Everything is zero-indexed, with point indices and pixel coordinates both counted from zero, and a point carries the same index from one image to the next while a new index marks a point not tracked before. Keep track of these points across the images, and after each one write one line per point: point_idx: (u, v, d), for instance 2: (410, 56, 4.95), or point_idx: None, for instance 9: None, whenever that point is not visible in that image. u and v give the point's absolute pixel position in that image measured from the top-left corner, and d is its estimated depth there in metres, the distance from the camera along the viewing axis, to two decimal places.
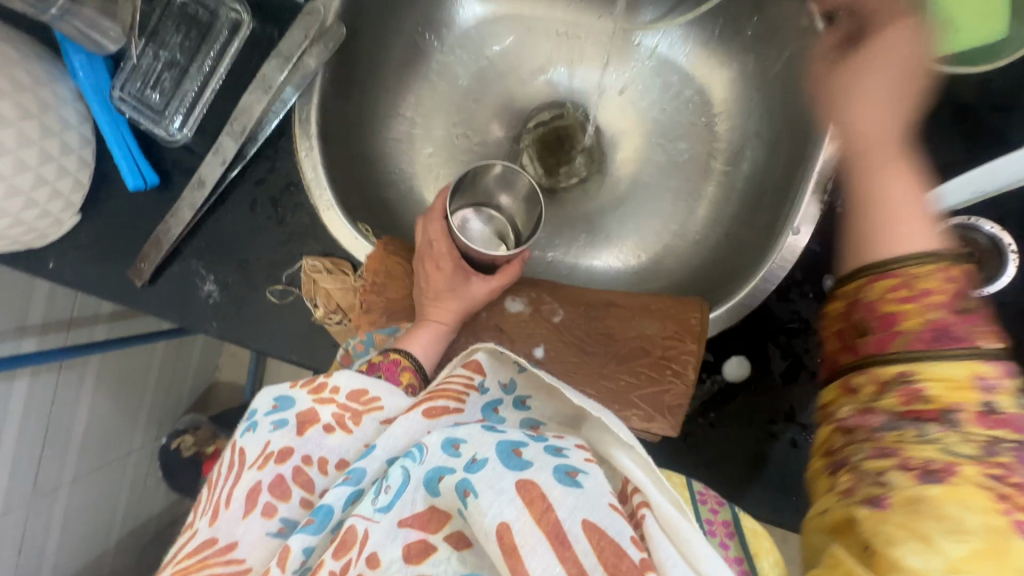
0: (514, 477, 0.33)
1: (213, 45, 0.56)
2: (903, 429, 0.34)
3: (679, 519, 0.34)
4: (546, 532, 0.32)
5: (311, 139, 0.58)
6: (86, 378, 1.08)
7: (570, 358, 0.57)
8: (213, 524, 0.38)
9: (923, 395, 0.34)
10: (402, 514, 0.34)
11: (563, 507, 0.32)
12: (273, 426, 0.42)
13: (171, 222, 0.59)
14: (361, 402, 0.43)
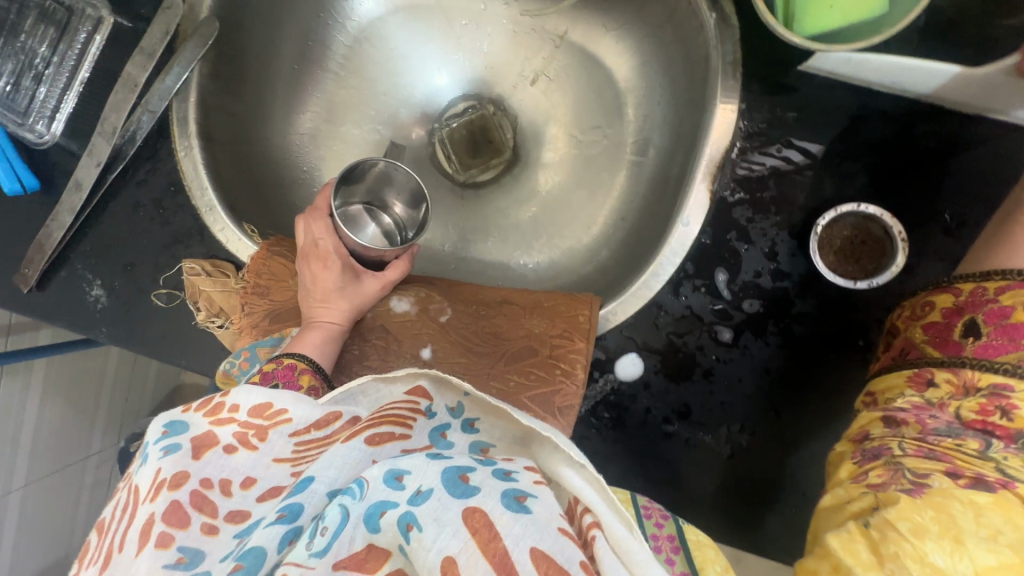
0: (460, 506, 0.30)
1: (71, 43, 0.53)
2: (964, 441, 0.39)
3: (630, 543, 0.30)
4: (494, 564, 0.28)
5: (190, 139, 0.57)
6: (32, 384, 1.08)
7: (458, 359, 0.55)
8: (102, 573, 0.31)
9: (973, 392, 0.40)
10: (339, 555, 0.29)
11: (512, 533, 0.29)
12: (162, 452, 0.34)
13: (52, 226, 0.57)
14: (266, 417, 0.37)
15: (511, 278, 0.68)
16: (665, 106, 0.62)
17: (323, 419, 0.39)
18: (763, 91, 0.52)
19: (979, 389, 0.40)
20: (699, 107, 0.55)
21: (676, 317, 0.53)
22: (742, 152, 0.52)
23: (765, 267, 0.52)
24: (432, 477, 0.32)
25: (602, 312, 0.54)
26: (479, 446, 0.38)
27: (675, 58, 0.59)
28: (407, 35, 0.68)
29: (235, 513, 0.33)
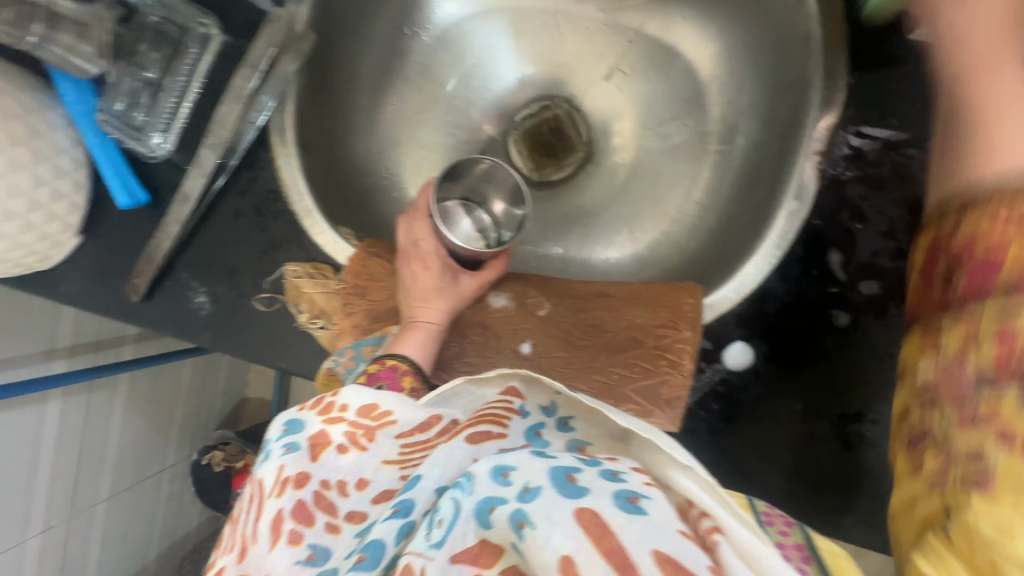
0: (571, 506, 0.27)
1: (186, 60, 0.56)
2: (981, 392, 0.32)
3: (760, 551, 0.26)
4: (614, 570, 0.25)
5: (289, 146, 0.59)
6: (116, 399, 1.12)
7: (559, 353, 0.55)
8: (240, 563, 0.31)
9: (972, 346, 0.32)
10: (454, 548, 0.28)
11: (629, 536, 0.26)
12: (283, 449, 0.34)
13: (160, 236, 0.59)
14: (373, 417, 0.36)
15: (597, 273, 0.67)
16: (753, 90, 0.60)
17: (426, 421, 0.37)
18: (869, 65, 0.50)
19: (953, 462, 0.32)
20: (798, 87, 0.54)
21: (785, 301, 0.52)
22: (849, 129, 0.50)
23: (882, 246, 0.50)
24: (540, 470, 0.29)
25: (705, 301, 0.53)
26: (575, 444, 0.36)
27: (764, 40, 0.58)
28: (483, 40, 0.69)
29: (353, 512, 0.33)
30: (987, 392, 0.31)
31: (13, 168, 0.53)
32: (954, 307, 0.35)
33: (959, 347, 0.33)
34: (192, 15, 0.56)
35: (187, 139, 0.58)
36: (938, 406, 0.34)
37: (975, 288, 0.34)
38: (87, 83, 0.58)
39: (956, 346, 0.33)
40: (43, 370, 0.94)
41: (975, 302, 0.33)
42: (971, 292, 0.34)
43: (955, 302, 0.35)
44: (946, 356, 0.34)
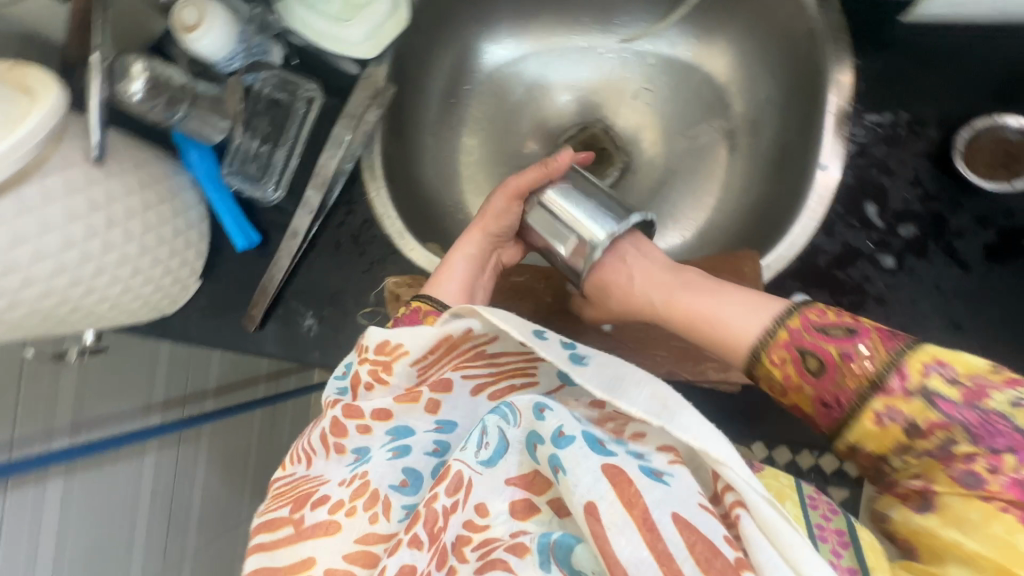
0: (600, 460, 0.36)
1: (295, 117, 0.68)
2: (885, 470, 0.42)
3: (776, 523, 0.33)
4: (636, 521, 0.34)
5: (378, 180, 0.69)
6: (200, 453, 1.18)
7: (639, 325, 0.61)
8: (308, 467, 0.45)
9: (870, 448, 0.42)
10: (508, 473, 0.41)
11: (653, 497, 0.35)
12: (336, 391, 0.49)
13: (274, 269, 0.68)
14: (388, 352, 0.46)
15: None
16: (770, 86, 0.70)
17: (437, 342, 0.46)
18: (872, 48, 0.59)
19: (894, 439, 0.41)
20: (812, 74, 0.62)
21: (835, 254, 0.58)
22: (862, 102, 0.59)
23: (912, 194, 0.57)
24: (578, 426, 0.38)
25: (762, 263, 0.59)
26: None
27: (775, 43, 0.67)
28: (525, 79, 0.81)
29: (382, 411, 0.45)
30: (908, 455, 0.40)
31: (160, 222, 0.62)
32: (775, 367, 0.44)
33: (843, 417, 0.42)
34: (300, 81, 0.67)
35: (294, 185, 0.69)
36: (856, 450, 0.43)
37: (829, 364, 0.42)
38: (210, 150, 0.67)
39: (843, 423, 0.42)
40: (141, 424, 1.01)
41: (841, 390, 0.42)
42: (828, 358, 0.42)
43: (771, 364, 0.44)
44: (826, 414, 0.43)
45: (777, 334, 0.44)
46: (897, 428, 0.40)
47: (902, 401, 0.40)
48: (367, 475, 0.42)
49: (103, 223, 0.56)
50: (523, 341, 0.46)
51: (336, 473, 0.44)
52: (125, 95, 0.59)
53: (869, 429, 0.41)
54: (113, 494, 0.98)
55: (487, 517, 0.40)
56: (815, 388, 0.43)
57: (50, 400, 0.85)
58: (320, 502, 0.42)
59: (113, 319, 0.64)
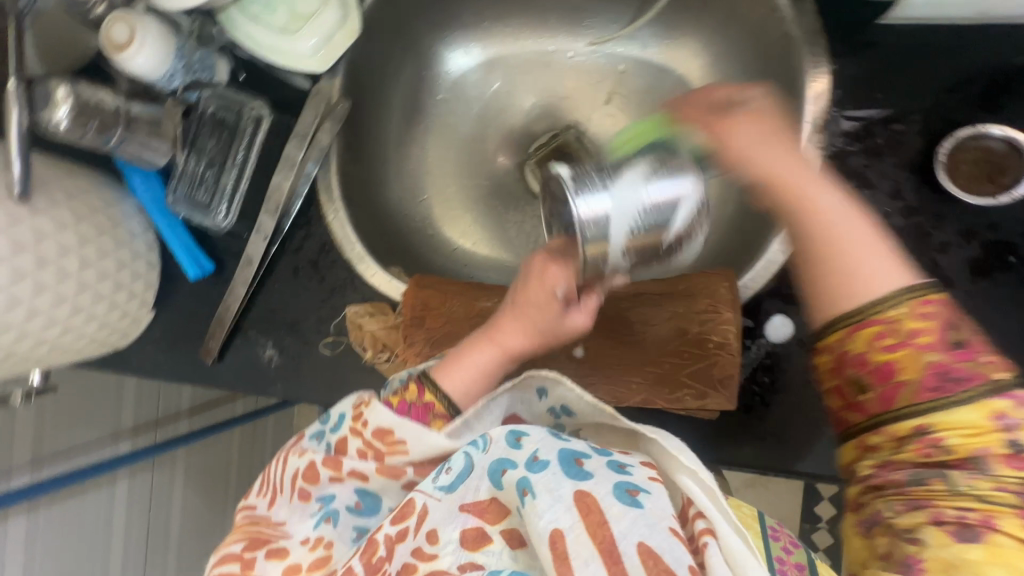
0: (571, 487, 0.40)
1: (241, 137, 0.63)
2: (930, 482, 0.40)
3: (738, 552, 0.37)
4: (600, 551, 0.37)
5: (337, 202, 0.65)
6: (176, 475, 1.15)
7: (613, 350, 0.59)
8: (271, 507, 0.46)
9: (946, 446, 0.40)
10: (465, 500, 0.42)
11: (619, 527, 0.38)
12: (314, 440, 0.48)
13: (229, 299, 0.65)
14: (386, 441, 0.45)
15: None
16: (746, 90, 0.66)
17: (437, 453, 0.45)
18: (849, 51, 0.56)
19: (902, 440, 0.41)
20: (788, 78, 0.59)
21: None
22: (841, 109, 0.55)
23: (893, 207, 0.54)
24: (552, 451, 0.42)
25: (740, 282, 0.57)
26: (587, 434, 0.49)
27: (749, 44, 0.64)
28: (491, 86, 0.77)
29: (355, 472, 0.45)
30: (971, 479, 0.39)
31: (101, 256, 0.58)
32: (883, 326, 0.42)
33: (930, 406, 0.40)
34: (244, 100, 0.63)
35: (247, 209, 0.65)
36: (912, 441, 0.41)
37: (959, 354, 0.41)
38: (157, 174, 0.65)
39: (930, 408, 0.40)
40: (110, 453, 0.97)
41: (958, 376, 0.40)
42: (950, 347, 0.41)
43: (880, 322, 0.43)
44: (919, 394, 0.41)
45: (904, 299, 0.42)
46: (978, 451, 0.39)
47: (998, 428, 0.39)
48: (331, 545, 0.43)
49: (32, 264, 0.53)
50: (511, 419, 0.49)
51: (299, 528, 0.44)
52: (52, 124, 0.53)
53: (956, 432, 0.39)
54: (83, 526, 0.95)
55: (436, 546, 0.40)
56: (929, 363, 0.41)
57: (6, 438, 0.81)
58: (276, 554, 0.43)
59: (58, 361, 0.61)
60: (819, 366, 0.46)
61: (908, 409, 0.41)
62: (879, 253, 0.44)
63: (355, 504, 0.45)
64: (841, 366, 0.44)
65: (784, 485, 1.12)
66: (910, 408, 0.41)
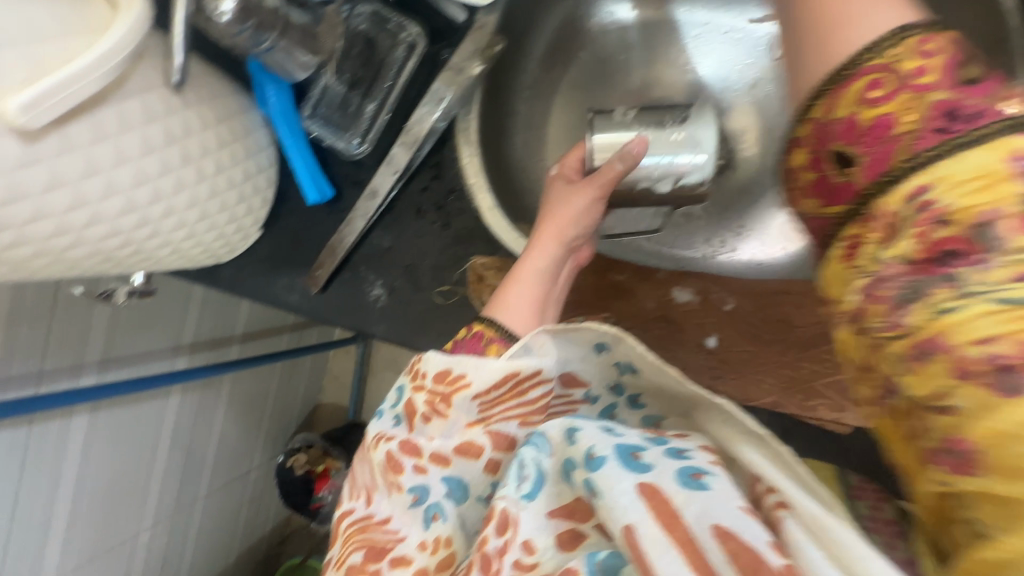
0: (634, 479, 0.32)
1: (391, 67, 0.60)
2: (933, 293, 0.28)
3: (826, 521, 0.28)
4: (678, 544, 0.29)
5: (473, 146, 0.61)
6: (220, 398, 1.14)
7: (747, 347, 0.56)
8: (368, 505, 0.42)
9: (942, 216, 0.29)
10: (549, 506, 0.36)
11: (692, 510, 0.30)
12: (393, 420, 0.43)
13: (345, 231, 0.63)
14: (448, 382, 0.41)
15: (742, 273, 0.70)
16: None
17: (503, 379, 0.40)
18: None
19: (904, 219, 0.31)
20: None
21: None
22: None
23: None
24: (608, 444, 0.34)
25: None
26: (649, 421, 0.42)
27: None
28: (636, 50, 0.73)
29: (438, 456, 0.40)
30: (988, 269, 0.27)
31: (233, 163, 0.55)
32: (881, 71, 0.33)
33: (932, 154, 0.31)
34: (402, 22, 0.59)
35: (380, 140, 0.62)
36: (907, 208, 0.31)
37: (972, 90, 0.31)
38: (288, 86, 0.60)
39: (934, 155, 0.30)
40: (167, 366, 0.97)
41: (964, 114, 0.30)
42: (960, 83, 0.31)
43: (876, 67, 0.34)
44: (918, 142, 0.31)
45: (877, 50, 0.34)
46: (986, 213, 0.28)
47: (1011, 173, 0.28)
48: (450, 542, 0.38)
49: (179, 158, 0.49)
50: (570, 382, 0.43)
51: (410, 529, 0.39)
52: (214, 15, 0.49)
53: (955, 186, 0.29)
54: (134, 433, 0.95)
55: (535, 555, 0.34)
56: (930, 102, 0.31)
57: (80, 335, 0.79)
58: (401, 562, 0.38)
59: (171, 264, 0.58)
60: (803, 152, 0.38)
61: (891, 169, 0.32)
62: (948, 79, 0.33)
63: (447, 491, 0.40)
64: (825, 142, 0.36)
65: None
66: (892, 168, 0.32)
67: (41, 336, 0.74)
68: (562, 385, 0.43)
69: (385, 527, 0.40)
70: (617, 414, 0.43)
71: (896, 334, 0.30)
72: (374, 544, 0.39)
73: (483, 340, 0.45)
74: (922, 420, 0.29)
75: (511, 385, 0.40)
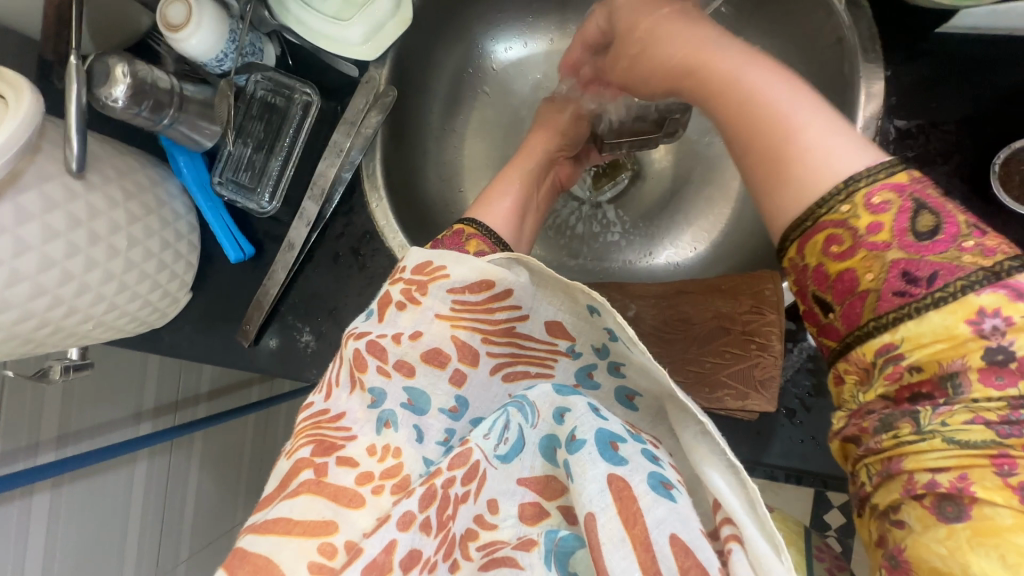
0: (605, 469, 0.34)
1: (291, 124, 0.64)
2: (898, 426, 0.33)
3: (772, 564, 0.30)
4: (631, 538, 0.32)
5: (379, 191, 0.65)
6: (192, 458, 1.15)
7: (654, 348, 0.59)
8: (327, 398, 0.41)
9: (906, 369, 0.34)
10: (522, 474, 0.38)
11: (654, 515, 0.32)
12: (364, 317, 0.43)
13: (268, 284, 0.65)
14: (427, 275, 0.42)
15: (658, 277, 0.74)
16: None
17: (478, 283, 0.40)
18: (904, 60, 0.55)
19: (871, 364, 0.35)
20: (840, 85, 0.59)
21: None
22: (897, 116, 0.55)
23: None
24: (592, 427, 0.35)
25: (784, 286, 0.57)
26: (624, 392, 0.42)
27: (800, 48, 0.64)
28: (531, 81, 0.78)
29: (402, 365, 0.40)
30: (941, 412, 0.32)
31: (147, 234, 0.58)
32: (837, 227, 0.36)
33: (894, 315, 0.34)
34: (295, 85, 0.64)
35: (291, 195, 0.65)
36: (879, 367, 0.35)
37: (929, 242, 0.34)
38: (199, 156, 0.64)
39: (895, 318, 0.34)
40: (131, 433, 0.98)
41: (922, 276, 0.33)
42: (912, 237, 0.34)
43: (832, 223, 0.36)
44: (881, 303, 0.34)
45: (859, 186, 0.35)
46: (952, 364, 0.32)
47: (973, 333, 0.32)
48: (399, 453, 0.38)
49: (86, 240, 0.52)
50: (554, 330, 0.42)
51: (361, 429, 0.39)
52: (108, 101, 0.53)
53: (921, 347, 0.33)
54: (101, 504, 0.95)
55: (497, 516, 0.37)
56: (887, 261, 0.34)
57: (34, 413, 0.81)
58: (346, 462, 0.37)
59: (99, 337, 0.61)
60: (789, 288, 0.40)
61: (865, 327, 0.35)
62: (823, 119, 0.38)
63: (408, 401, 0.40)
64: (803, 285, 0.38)
65: (795, 490, 1.13)
66: (865, 327, 0.35)
67: None
68: (545, 333, 0.42)
69: (337, 423, 0.39)
70: (594, 373, 0.42)
71: (851, 436, 0.37)
72: (327, 437, 0.38)
73: (466, 237, 0.51)
74: (879, 529, 0.36)
75: (484, 297, 0.41)
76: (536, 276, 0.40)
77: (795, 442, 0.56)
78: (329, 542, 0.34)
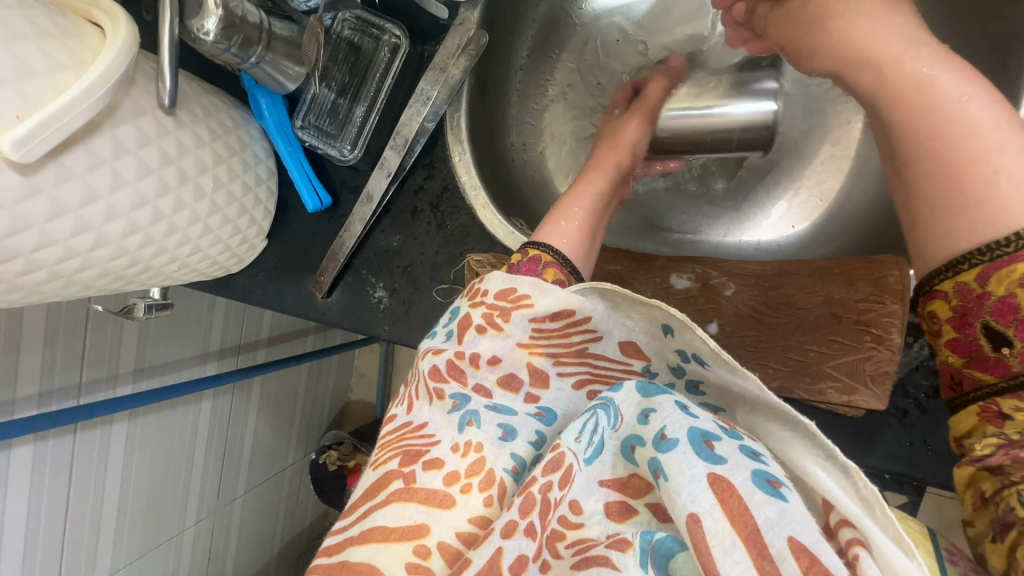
0: (705, 469, 0.29)
1: (377, 68, 0.61)
2: None
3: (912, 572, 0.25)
4: (743, 540, 0.26)
5: (463, 143, 0.62)
6: (251, 400, 1.18)
7: (749, 333, 0.55)
8: (410, 412, 0.38)
9: None
10: (602, 474, 0.33)
11: (764, 516, 0.26)
12: (444, 334, 0.40)
13: (345, 236, 0.63)
14: (510, 300, 0.38)
15: (749, 256, 0.68)
16: None
17: (560, 312, 0.37)
18: None
19: None
20: None
21: None
22: None
23: None
24: (683, 425, 0.31)
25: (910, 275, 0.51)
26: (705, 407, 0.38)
27: None
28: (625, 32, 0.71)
29: (481, 388, 0.37)
30: None
31: (230, 177, 0.57)
32: None
33: None
34: (384, 25, 0.60)
35: (371, 145, 0.63)
36: None
37: None
38: (280, 99, 0.62)
39: None
40: (198, 371, 1.01)
41: None
42: None
43: None
44: None
45: None
46: None
47: None
48: (482, 447, 0.34)
49: (175, 178, 0.51)
50: (629, 350, 0.38)
51: (443, 431, 0.35)
52: (198, 33, 0.51)
53: None
54: (171, 437, 1.00)
55: (581, 515, 0.32)
56: None
57: (113, 349, 0.84)
58: (433, 466, 0.34)
59: (181, 278, 0.61)
60: (934, 315, 0.37)
61: None
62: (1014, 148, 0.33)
63: (491, 406, 0.36)
64: (971, 315, 0.34)
65: None
66: None
67: (78, 351, 0.79)
68: (620, 353, 0.39)
69: (422, 432, 0.36)
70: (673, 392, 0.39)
71: (995, 465, 0.34)
72: (411, 448, 0.35)
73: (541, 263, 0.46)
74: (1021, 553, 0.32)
75: (563, 324, 0.37)
76: (613, 302, 0.37)
77: (905, 444, 0.52)
78: (424, 545, 0.32)
